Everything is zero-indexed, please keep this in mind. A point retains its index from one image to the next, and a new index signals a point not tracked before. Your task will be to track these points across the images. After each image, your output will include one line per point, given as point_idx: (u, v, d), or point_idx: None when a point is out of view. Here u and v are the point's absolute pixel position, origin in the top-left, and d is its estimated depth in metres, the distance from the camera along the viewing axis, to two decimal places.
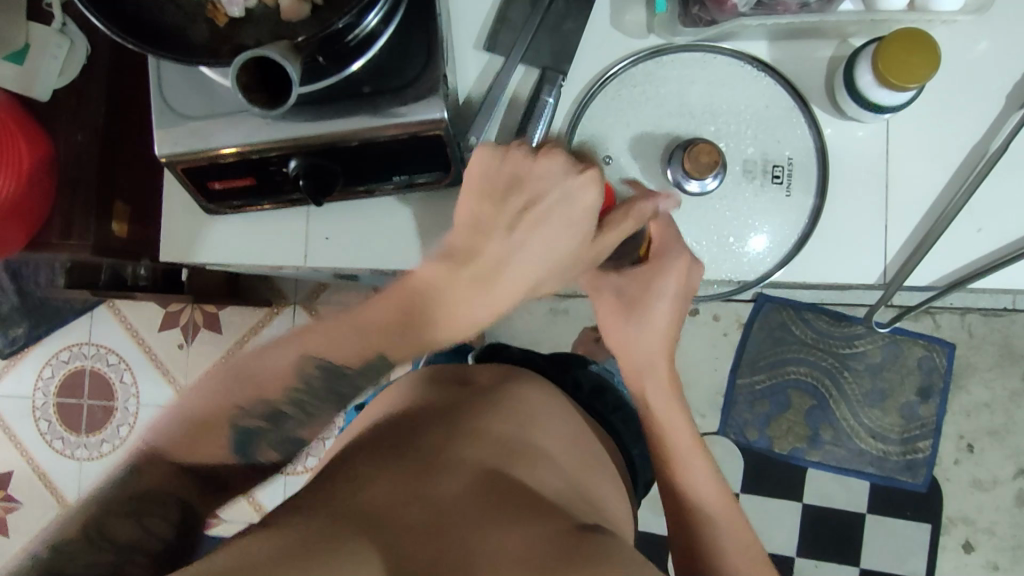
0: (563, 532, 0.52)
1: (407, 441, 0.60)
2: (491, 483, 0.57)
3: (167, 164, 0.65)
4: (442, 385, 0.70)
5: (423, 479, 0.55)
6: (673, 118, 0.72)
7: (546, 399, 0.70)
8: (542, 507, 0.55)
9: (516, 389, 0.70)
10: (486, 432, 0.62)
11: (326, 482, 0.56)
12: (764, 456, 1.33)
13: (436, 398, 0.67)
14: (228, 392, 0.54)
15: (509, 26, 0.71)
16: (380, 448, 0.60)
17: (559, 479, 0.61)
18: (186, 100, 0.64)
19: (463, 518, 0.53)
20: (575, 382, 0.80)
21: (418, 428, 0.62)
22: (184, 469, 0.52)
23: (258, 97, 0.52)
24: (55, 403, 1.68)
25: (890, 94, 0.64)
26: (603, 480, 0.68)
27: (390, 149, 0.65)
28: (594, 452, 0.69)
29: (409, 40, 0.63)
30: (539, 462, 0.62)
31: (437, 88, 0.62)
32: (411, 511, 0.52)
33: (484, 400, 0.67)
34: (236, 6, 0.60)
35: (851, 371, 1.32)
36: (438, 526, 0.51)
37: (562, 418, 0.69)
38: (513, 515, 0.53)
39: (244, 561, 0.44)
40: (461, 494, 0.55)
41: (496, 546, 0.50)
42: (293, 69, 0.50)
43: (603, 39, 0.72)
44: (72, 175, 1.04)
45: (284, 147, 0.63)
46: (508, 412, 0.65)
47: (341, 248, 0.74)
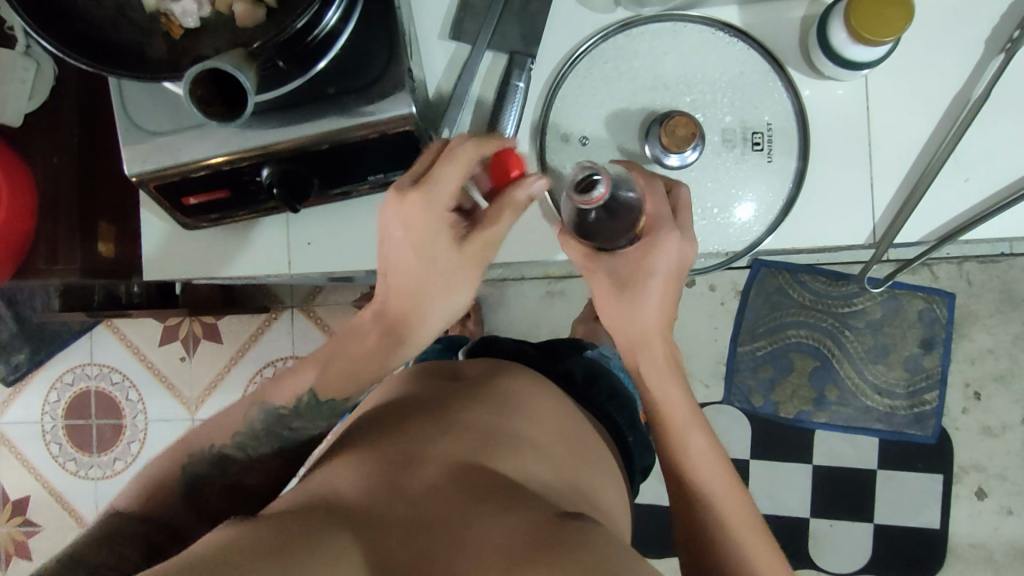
0: (553, 520, 0.52)
1: (393, 438, 0.60)
2: (475, 473, 0.57)
3: (139, 182, 0.64)
4: (428, 381, 0.70)
5: (409, 476, 0.55)
6: (647, 93, 0.71)
7: (535, 390, 0.70)
8: (526, 497, 0.55)
9: (504, 382, 0.69)
10: (473, 425, 0.62)
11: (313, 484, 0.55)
12: (770, 421, 1.33)
13: (419, 394, 0.67)
14: (178, 453, 0.62)
15: (474, 12, 0.70)
16: (367, 447, 0.59)
17: (549, 470, 0.61)
18: (150, 116, 0.63)
19: (447, 507, 0.53)
20: (567, 371, 0.80)
21: (404, 425, 0.62)
22: (150, 518, 0.57)
23: (215, 111, 0.51)
24: (64, 426, 1.70)
25: (865, 50, 0.62)
26: (596, 469, 0.68)
27: (362, 149, 0.64)
28: (584, 440, 0.69)
29: (370, 36, 0.62)
30: (525, 452, 0.61)
31: (404, 83, 0.60)
32: (398, 510, 0.52)
33: (468, 395, 0.66)
34: (189, 16, 0.58)
35: (850, 329, 1.31)
36: (427, 520, 0.51)
37: (552, 410, 0.69)
38: (497, 505, 0.53)
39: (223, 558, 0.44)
40: (449, 487, 0.55)
41: (478, 534, 0.50)
42: (247, 78, 0.49)
43: (570, 16, 0.70)
44: (53, 199, 1.04)
45: (255, 155, 0.62)
46: (495, 404, 0.65)
47: (326, 251, 0.74)
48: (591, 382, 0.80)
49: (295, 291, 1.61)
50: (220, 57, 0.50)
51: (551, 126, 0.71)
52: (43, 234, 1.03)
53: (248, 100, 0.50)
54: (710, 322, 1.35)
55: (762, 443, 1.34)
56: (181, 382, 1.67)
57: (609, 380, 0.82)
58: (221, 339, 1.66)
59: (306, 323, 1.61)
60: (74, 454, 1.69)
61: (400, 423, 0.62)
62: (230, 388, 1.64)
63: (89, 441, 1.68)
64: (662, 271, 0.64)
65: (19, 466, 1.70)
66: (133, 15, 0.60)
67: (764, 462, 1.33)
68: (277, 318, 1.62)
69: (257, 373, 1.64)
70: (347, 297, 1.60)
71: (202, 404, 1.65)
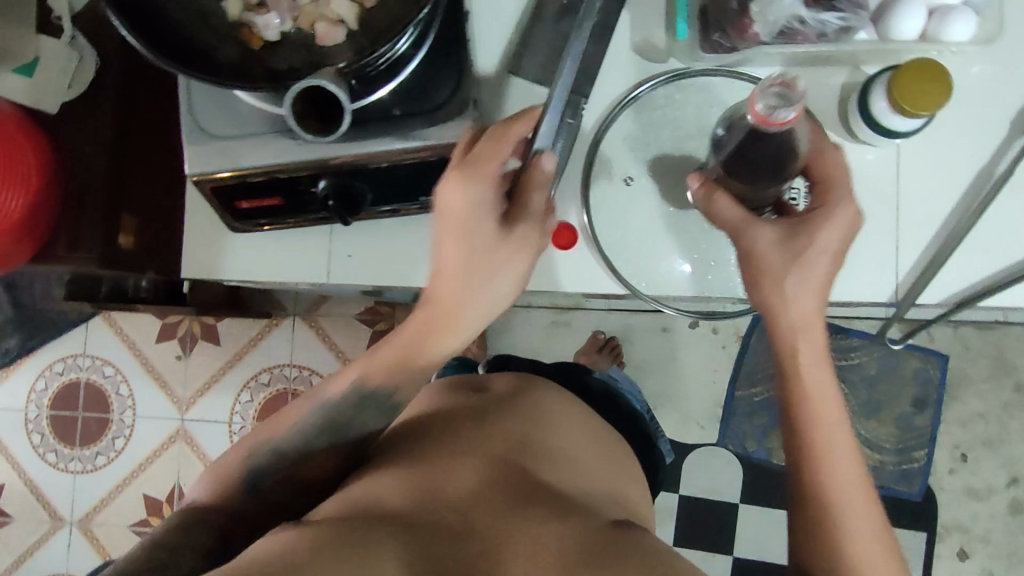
0: (599, 536, 0.53)
1: (435, 444, 0.61)
2: (514, 478, 0.58)
3: (197, 182, 0.65)
4: (464, 389, 0.71)
5: (455, 484, 0.56)
6: (692, 141, 0.74)
7: (566, 403, 0.72)
8: (566, 507, 0.56)
9: (538, 395, 0.71)
10: (508, 431, 0.63)
11: (357, 490, 0.56)
12: (762, 466, 1.37)
13: (453, 403, 0.68)
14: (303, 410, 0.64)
15: (534, 49, 0.74)
16: (410, 452, 0.60)
17: (586, 480, 0.62)
18: (214, 119, 0.64)
19: (491, 513, 0.54)
20: (583, 386, 0.84)
21: (445, 431, 0.62)
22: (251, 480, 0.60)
23: (310, 125, 0.54)
24: (49, 415, 1.67)
25: (904, 120, 0.66)
26: (629, 480, 0.70)
27: (419, 170, 0.66)
28: (614, 451, 0.71)
29: (438, 64, 0.64)
30: (560, 460, 0.63)
31: (467, 111, 0.63)
32: (447, 520, 0.53)
33: (501, 403, 0.68)
34: (271, 31, 0.61)
35: (848, 382, 1.34)
36: (475, 533, 0.52)
37: (583, 424, 0.71)
38: (540, 514, 0.54)
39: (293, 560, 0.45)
40: (494, 492, 0.56)
41: (528, 545, 0.51)
42: (336, 88, 0.51)
43: (623, 62, 0.74)
44: (80, 188, 1.05)
45: (314, 166, 0.64)
46: (529, 414, 0.66)
47: (364, 265, 0.75)
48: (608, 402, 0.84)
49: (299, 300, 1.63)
50: (317, 74, 0.53)
51: (596, 163, 0.73)
52: (65, 220, 1.05)
53: (343, 113, 0.52)
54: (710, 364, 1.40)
55: (753, 489, 1.36)
56: (174, 380, 1.65)
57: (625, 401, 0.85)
58: (219, 340, 1.65)
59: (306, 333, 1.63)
60: (56, 444, 1.66)
61: (437, 429, 0.63)
62: (224, 391, 1.63)
63: (73, 432, 1.66)
64: (818, 230, 0.58)
65: None
66: (211, 21, 0.61)
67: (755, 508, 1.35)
68: (278, 324, 1.63)
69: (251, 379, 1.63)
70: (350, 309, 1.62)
71: (193, 405, 1.64)
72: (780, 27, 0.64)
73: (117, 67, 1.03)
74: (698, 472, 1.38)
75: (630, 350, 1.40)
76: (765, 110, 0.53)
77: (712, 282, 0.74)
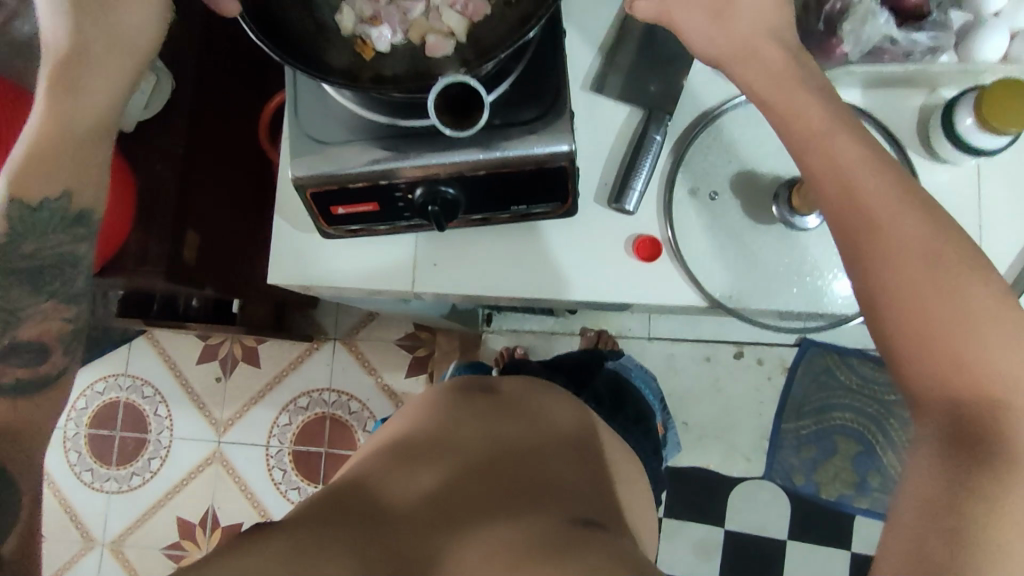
0: (556, 524, 0.57)
1: (420, 440, 0.67)
2: (502, 474, 0.65)
3: (298, 186, 0.67)
4: (466, 390, 0.78)
5: (428, 477, 0.62)
6: (772, 159, 0.76)
7: (564, 410, 0.79)
8: (545, 497, 0.62)
9: (540, 404, 0.78)
10: (502, 433, 0.70)
11: (358, 469, 0.65)
12: (811, 502, 1.34)
13: (457, 400, 0.76)
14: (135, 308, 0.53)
15: (617, 68, 0.76)
16: (398, 446, 0.67)
17: (569, 475, 0.67)
18: (320, 126, 0.68)
19: (474, 499, 0.61)
20: (595, 396, 0.96)
21: (433, 428, 0.69)
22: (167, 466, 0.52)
23: (443, 120, 0.61)
24: (86, 434, 1.66)
25: (990, 137, 0.68)
26: (621, 482, 0.75)
27: (514, 179, 0.68)
28: (609, 457, 0.76)
29: (537, 77, 0.67)
30: (549, 457, 0.69)
31: (566, 122, 0.65)
32: (414, 505, 0.59)
33: (499, 407, 0.75)
34: (384, 41, 0.65)
35: (896, 417, 1.33)
36: (438, 523, 0.57)
37: (580, 426, 0.77)
38: (518, 505, 0.60)
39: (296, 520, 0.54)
40: (477, 482, 0.63)
41: (504, 525, 0.57)
42: (473, 78, 0.59)
43: (705, 83, 0.76)
44: (151, 202, 1.02)
45: (415, 173, 0.66)
46: (524, 420, 0.74)
47: (450, 274, 0.77)
48: (618, 403, 0.97)
49: (340, 324, 1.65)
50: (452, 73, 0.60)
51: (679, 179, 0.75)
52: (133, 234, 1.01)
53: (483, 105, 0.60)
54: (756, 397, 1.36)
55: (802, 524, 1.33)
56: (213, 402, 1.65)
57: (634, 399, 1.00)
58: (259, 363, 1.65)
59: (346, 357, 1.63)
60: (92, 464, 1.65)
61: (439, 421, 0.71)
62: (263, 414, 1.63)
63: (110, 452, 1.64)
64: None
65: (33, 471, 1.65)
66: (327, 31, 0.65)
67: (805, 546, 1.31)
68: (318, 347, 1.64)
69: (289, 403, 1.63)
70: (391, 333, 1.63)
71: (231, 427, 1.63)
72: (870, 47, 0.68)
73: (190, 85, 1.05)
74: (745, 506, 1.34)
75: (676, 379, 1.37)
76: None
77: (796, 297, 0.74)
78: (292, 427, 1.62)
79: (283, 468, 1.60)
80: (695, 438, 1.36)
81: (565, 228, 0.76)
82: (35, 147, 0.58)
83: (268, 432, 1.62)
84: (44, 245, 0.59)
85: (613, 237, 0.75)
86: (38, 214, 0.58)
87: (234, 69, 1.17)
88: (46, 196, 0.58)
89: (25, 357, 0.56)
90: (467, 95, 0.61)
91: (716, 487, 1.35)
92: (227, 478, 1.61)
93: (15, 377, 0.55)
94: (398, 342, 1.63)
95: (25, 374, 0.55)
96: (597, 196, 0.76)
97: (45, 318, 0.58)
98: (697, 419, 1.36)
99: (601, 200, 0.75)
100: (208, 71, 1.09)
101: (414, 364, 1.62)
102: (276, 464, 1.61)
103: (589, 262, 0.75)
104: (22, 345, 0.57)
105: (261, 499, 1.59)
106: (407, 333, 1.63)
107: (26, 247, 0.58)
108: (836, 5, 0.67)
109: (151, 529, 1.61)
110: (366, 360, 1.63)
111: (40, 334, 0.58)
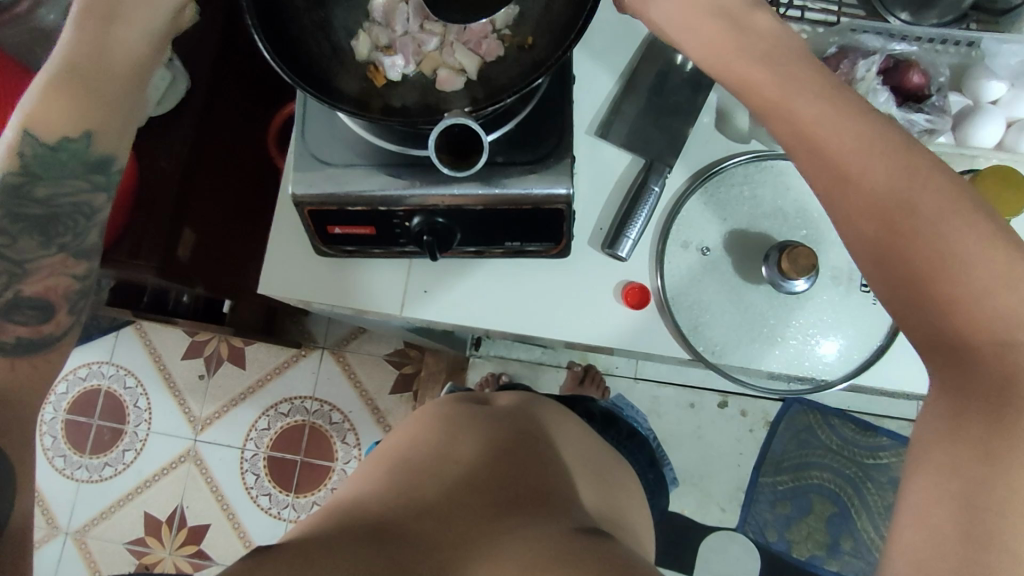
0: (561, 529, 0.57)
1: (422, 454, 0.67)
2: (501, 486, 0.63)
3: (298, 204, 0.68)
4: (467, 404, 0.77)
5: (433, 491, 0.62)
6: (767, 219, 0.77)
7: (564, 421, 0.78)
8: (542, 510, 0.61)
9: (538, 411, 0.76)
10: (502, 439, 0.69)
11: (364, 490, 0.63)
12: (782, 559, 1.33)
13: (453, 411, 0.74)
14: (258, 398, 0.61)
15: (623, 116, 0.78)
16: (399, 462, 0.66)
17: (575, 483, 0.67)
18: (326, 147, 0.69)
19: (476, 514, 0.59)
20: (588, 410, 0.91)
21: (433, 440, 0.69)
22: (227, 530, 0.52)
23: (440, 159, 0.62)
24: (63, 419, 1.65)
25: None
26: (622, 495, 0.74)
27: (510, 216, 0.69)
28: (609, 468, 0.76)
29: (542, 119, 0.69)
30: (549, 464, 0.67)
31: (566, 168, 0.66)
32: (419, 520, 0.58)
33: (497, 416, 0.74)
34: (396, 70, 0.66)
35: (873, 482, 1.34)
36: (446, 536, 0.56)
37: (578, 439, 0.76)
38: (518, 522, 0.59)
39: (306, 547, 0.53)
40: (477, 495, 0.62)
41: (505, 543, 0.56)
42: (469, 119, 0.59)
43: (708, 140, 0.78)
44: (152, 198, 1.03)
45: (413, 202, 0.67)
46: (525, 426, 0.72)
47: (440, 301, 0.77)
48: (610, 420, 0.92)
49: (330, 333, 1.65)
50: (456, 114, 0.60)
51: (673, 230, 0.76)
52: (130, 228, 1.01)
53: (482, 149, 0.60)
54: (735, 448, 1.36)
55: None
56: (194, 399, 1.64)
57: (626, 423, 0.94)
58: (244, 364, 1.65)
59: (333, 366, 1.63)
60: (65, 450, 1.63)
61: (441, 434, 0.70)
62: (242, 416, 1.62)
63: (85, 439, 1.63)
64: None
65: None
66: (341, 55, 0.66)
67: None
68: (306, 355, 1.64)
69: (270, 408, 1.62)
70: (380, 349, 1.64)
71: (209, 426, 1.62)
72: None
73: (205, 88, 1.07)
74: (714, 556, 1.33)
75: (657, 422, 1.37)
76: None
77: (781, 357, 0.74)
78: (270, 432, 1.61)
79: (256, 472, 1.59)
80: None
81: (558, 267, 0.77)
82: (54, 88, 0.56)
83: (246, 434, 1.61)
84: (58, 190, 0.58)
85: (601, 281, 0.76)
86: (53, 158, 0.57)
87: (251, 76, 1.19)
88: (66, 135, 0.56)
89: (28, 313, 0.55)
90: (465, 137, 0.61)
91: (689, 535, 1.34)
92: (200, 477, 1.59)
93: (15, 335, 0.54)
94: (386, 357, 1.64)
95: (27, 332, 0.55)
96: (591, 239, 0.77)
97: (51, 272, 0.57)
98: (675, 465, 1.36)
99: (595, 243, 0.76)
100: (225, 76, 1.11)
101: (399, 381, 1.62)
102: (250, 468, 1.59)
103: (576, 303, 0.76)
104: (25, 300, 0.56)
105: (231, 501, 1.58)
106: (396, 348, 1.64)
107: (40, 190, 0.57)
108: (840, 78, 0.69)
109: (116, 522, 1.59)
110: (351, 371, 1.63)
111: (45, 289, 0.57)
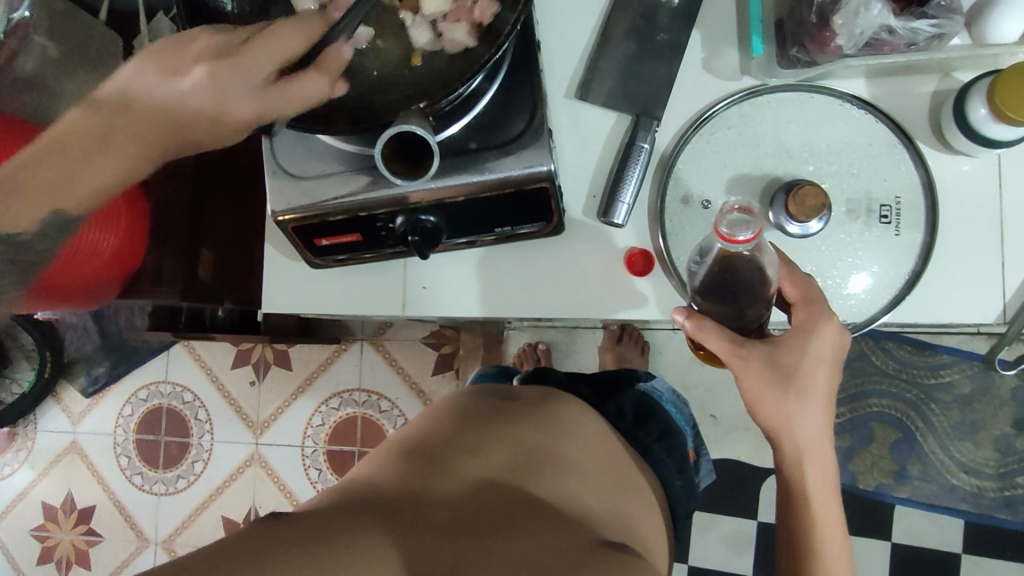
0: (578, 543, 0.55)
1: (442, 441, 0.64)
2: (524, 488, 0.61)
3: (279, 223, 0.67)
4: (488, 398, 0.75)
5: (451, 480, 0.59)
6: (771, 159, 0.71)
7: (586, 420, 0.76)
8: (565, 520, 0.58)
9: (558, 408, 0.74)
10: (524, 437, 0.67)
11: (383, 467, 0.62)
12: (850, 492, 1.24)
13: (475, 405, 0.73)
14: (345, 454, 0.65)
15: (602, 74, 0.73)
16: (419, 446, 0.64)
17: (589, 494, 0.64)
18: (296, 160, 0.67)
19: (500, 509, 0.57)
20: (619, 409, 0.86)
21: (452, 431, 0.67)
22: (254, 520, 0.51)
23: (395, 167, 0.59)
24: (134, 439, 1.73)
25: (1007, 128, 0.63)
26: (635, 500, 0.71)
27: (493, 203, 0.66)
28: (624, 471, 0.73)
29: (509, 96, 0.66)
30: (567, 471, 0.65)
31: (542, 143, 0.63)
32: (436, 510, 0.55)
33: (519, 410, 0.72)
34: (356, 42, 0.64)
35: (937, 403, 1.23)
36: (463, 527, 0.54)
37: (598, 439, 0.74)
38: (544, 524, 0.56)
39: (326, 521, 0.51)
40: (501, 491, 0.60)
41: (530, 543, 0.53)
42: (420, 125, 0.55)
43: (697, 82, 0.73)
44: (163, 226, 1.03)
45: (391, 204, 0.65)
46: (547, 423, 0.70)
47: (440, 295, 0.76)
48: (642, 413, 0.87)
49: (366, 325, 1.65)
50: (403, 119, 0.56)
51: (670, 186, 0.72)
52: (150, 256, 1.03)
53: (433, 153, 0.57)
54: None
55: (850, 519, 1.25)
56: (249, 405, 1.69)
57: (661, 414, 0.89)
58: (290, 365, 1.68)
59: (374, 356, 1.65)
60: (141, 467, 1.72)
61: (461, 426, 0.68)
62: (296, 416, 1.66)
63: (157, 456, 1.71)
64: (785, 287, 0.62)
65: (88, 475, 1.73)
66: None
67: (859, 538, 1.24)
68: (347, 348, 1.66)
69: (323, 403, 1.66)
70: (416, 333, 1.64)
71: (267, 430, 1.67)
72: (867, 39, 0.62)
73: None
74: None
75: (701, 371, 1.33)
76: (728, 232, 0.51)
77: None
78: (325, 428, 1.65)
79: (318, 467, 1.64)
80: (723, 432, 1.32)
81: (559, 241, 0.74)
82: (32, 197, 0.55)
83: (303, 432, 1.66)
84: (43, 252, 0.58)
85: (604, 252, 0.73)
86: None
87: None
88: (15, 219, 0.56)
89: None
90: (420, 142, 0.58)
91: (748, 478, 1.32)
92: (267, 478, 1.66)
93: None
94: (423, 341, 1.64)
95: None
96: (586, 208, 0.73)
97: None
98: (725, 413, 1.32)
99: (591, 213, 0.73)
100: None
101: (440, 362, 1.62)
102: (312, 463, 1.64)
103: (582, 276, 0.74)
104: None
105: (299, 496, 1.64)
106: (433, 331, 1.63)
107: None
108: None
109: (198, 529, 1.67)
110: (392, 359, 1.64)
111: None
